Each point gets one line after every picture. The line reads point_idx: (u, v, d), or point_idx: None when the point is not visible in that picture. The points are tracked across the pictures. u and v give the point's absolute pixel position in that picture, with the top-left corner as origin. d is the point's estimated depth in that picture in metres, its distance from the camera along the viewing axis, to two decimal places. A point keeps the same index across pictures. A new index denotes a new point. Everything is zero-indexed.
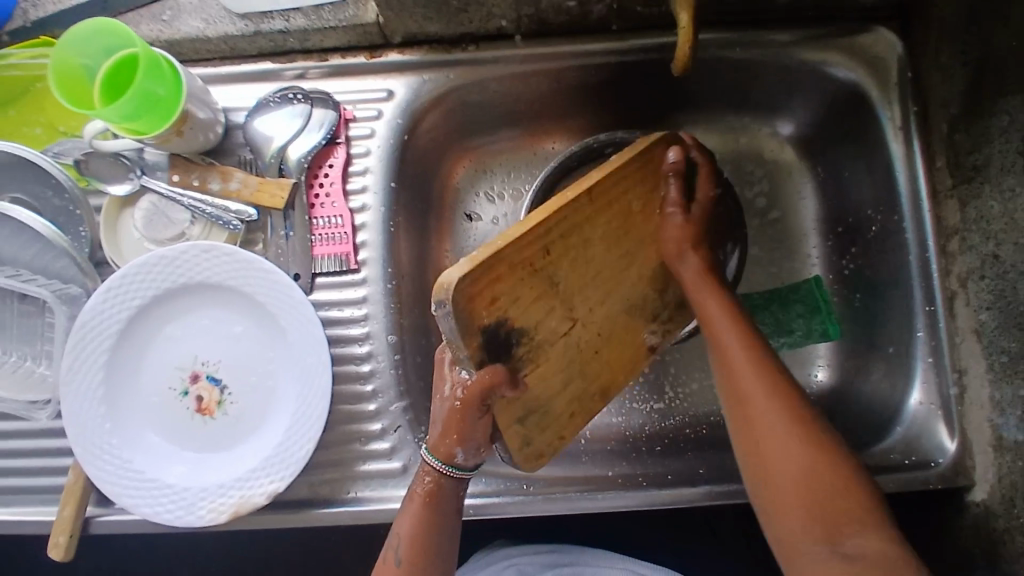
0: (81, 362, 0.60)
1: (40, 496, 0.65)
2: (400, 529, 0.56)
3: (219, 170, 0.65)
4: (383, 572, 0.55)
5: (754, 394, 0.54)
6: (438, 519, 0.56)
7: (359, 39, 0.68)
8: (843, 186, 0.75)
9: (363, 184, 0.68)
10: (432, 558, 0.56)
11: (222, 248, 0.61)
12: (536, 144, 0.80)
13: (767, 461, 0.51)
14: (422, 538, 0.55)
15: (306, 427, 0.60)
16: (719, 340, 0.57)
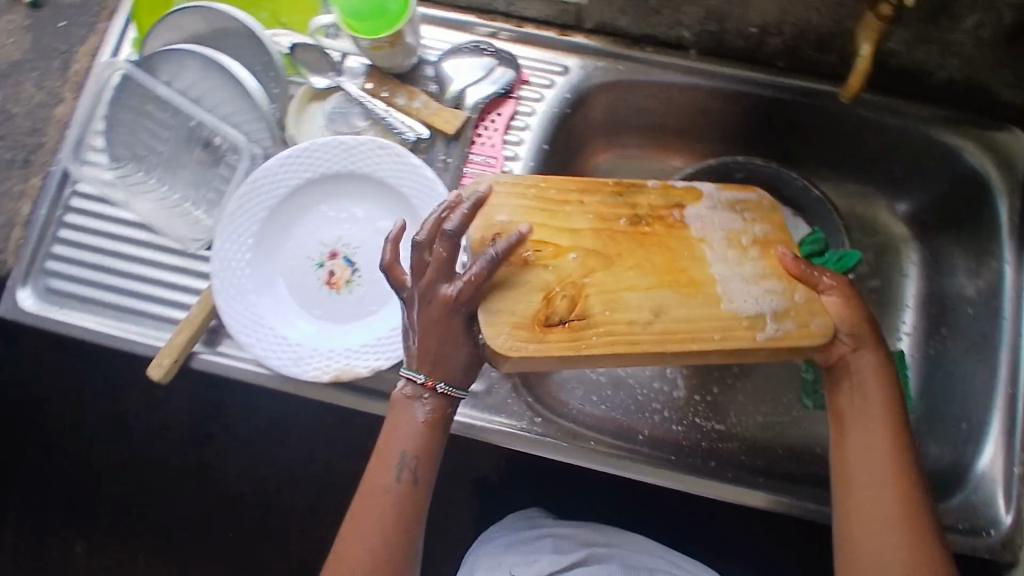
0: (243, 208, 0.66)
1: (154, 323, 0.70)
2: (400, 447, 0.58)
3: (408, 90, 0.74)
4: (376, 492, 0.58)
5: (877, 478, 0.57)
6: (432, 441, 0.58)
7: (555, 15, 0.76)
8: (944, 269, 0.79)
9: (520, 137, 0.75)
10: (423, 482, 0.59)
11: (396, 148, 0.68)
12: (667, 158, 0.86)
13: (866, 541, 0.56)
14: (423, 458, 0.58)
15: None
16: (842, 413, 0.60)
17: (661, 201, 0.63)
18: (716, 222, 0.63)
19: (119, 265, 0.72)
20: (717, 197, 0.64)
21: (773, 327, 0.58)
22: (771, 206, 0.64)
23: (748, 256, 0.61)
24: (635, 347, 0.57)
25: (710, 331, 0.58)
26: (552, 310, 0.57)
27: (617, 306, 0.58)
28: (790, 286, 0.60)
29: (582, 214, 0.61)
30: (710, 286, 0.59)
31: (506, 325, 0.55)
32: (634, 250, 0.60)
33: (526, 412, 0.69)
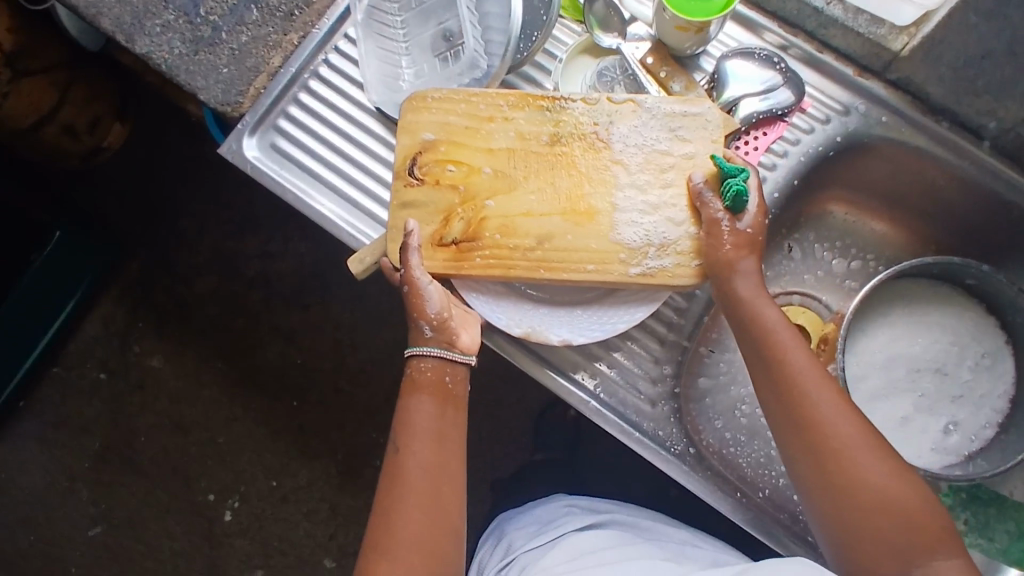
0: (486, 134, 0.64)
1: (362, 217, 0.69)
2: (405, 429, 0.58)
3: (687, 77, 0.69)
4: (399, 464, 0.57)
5: (822, 388, 0.57)
6: (450, 369, 0.59)
7: (863, 54, 0.71)
8: None
9: (772, 163, 0.72)
10: (445, 471, 0.57)
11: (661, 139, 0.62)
12: (892, 233, 0.82)
13: (871, 490, 0.54)
14: (432, 431, 0.58)
15: (625, 310, 0.63)
16: (785, 346, 0.58)
17: (588, 118, 0.63)
18: (640, 142, 0.62)
19: (346, 148, 0.71)
20: (656, 110, 0.63)
21: (652, 261, 0.60)
22: (712, 128, 0.62)
23: (661, 181, 0.62)
24: (511, 273, 0.61)
25: (584, 259, 0.60)
26: (466, 238, 0.61)
27: (509, 232, 0.61)
28: (691, 216, 0.61)
29: (504, 133, 0.63)
30: (603, 218, 0.61)
31: (435, 229, 0.62)
32: (546, 172, 0.62)
33: (681, 437, 0.69)
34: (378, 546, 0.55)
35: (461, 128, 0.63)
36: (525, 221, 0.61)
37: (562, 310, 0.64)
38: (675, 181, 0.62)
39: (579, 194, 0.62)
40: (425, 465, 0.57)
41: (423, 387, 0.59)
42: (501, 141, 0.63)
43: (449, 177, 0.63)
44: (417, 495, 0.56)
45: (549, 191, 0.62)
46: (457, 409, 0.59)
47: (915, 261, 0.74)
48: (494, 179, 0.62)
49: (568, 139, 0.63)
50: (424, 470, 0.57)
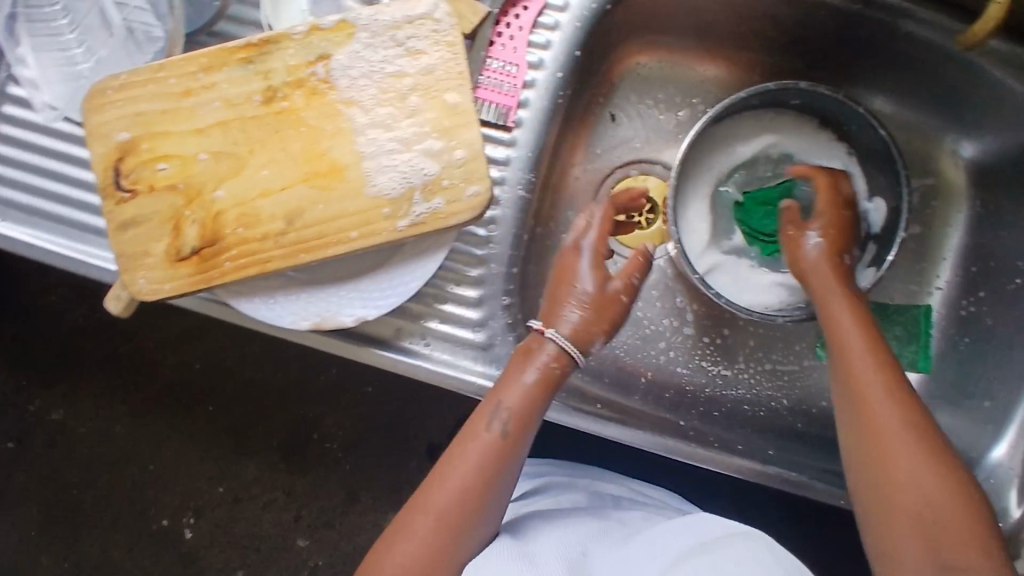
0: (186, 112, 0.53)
1: (101, 241, 0.59)
2: (504, 404, 0.56)
3: None
4: (495, 441, 0.55)
5: (874, 388, 0.51)
6: (530, 405, 0.57)
7: None
8: (998, 230, 0.72)
9: (547, 39, 0.62)
10: (479, 511, 0.54)
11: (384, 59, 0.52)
12: None
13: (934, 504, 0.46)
14: (528, 411, 0.56)
15: (414, 265, 0.56)
16: (847, 348, 0.53)
17: (300, 57, 0.52)
18: (367, 69, 0.52)
19: (55, 167, 0.60)
20: (375, 26, 0.52)
21: (419, 209, 0.52)
22: (444, 25, 0.52)
23: (405, 110, 0.52)
24: (267, 268, 0.53)
25: (344, 228, 0.52)
26: (204, 242, 0.53)
27: (251, 221, 0.53)
28: (452, 140, 0.52)
29: (209, 105, 0.53)
30: (352, 173, 0.52)
31: (168, 245, 0.53)
32: (270, 139, 0.53)
33: None
34: (408, 516, 0.54)
35: (161, 114, 0.53)
36: (266, 204, 0.52)
37: (351, 283, 0.56)
38: (421, 105, 0.52)
39: (318, 149, 0.52)
40: (453, 495, 0.54)
41: (494, 433, 0.56)
42: (211, 113, 0.53)
43: (167, 175, 0.53)
44: (440, 532, 0.53)
45: (283, 158, 0.52)
46: (521, 440, 0.56)
47: (729, 99, 0.67)
48: (216, 163, 0.53)
49: (284, 88, 0.52)
50: (483, 452, 0.55)
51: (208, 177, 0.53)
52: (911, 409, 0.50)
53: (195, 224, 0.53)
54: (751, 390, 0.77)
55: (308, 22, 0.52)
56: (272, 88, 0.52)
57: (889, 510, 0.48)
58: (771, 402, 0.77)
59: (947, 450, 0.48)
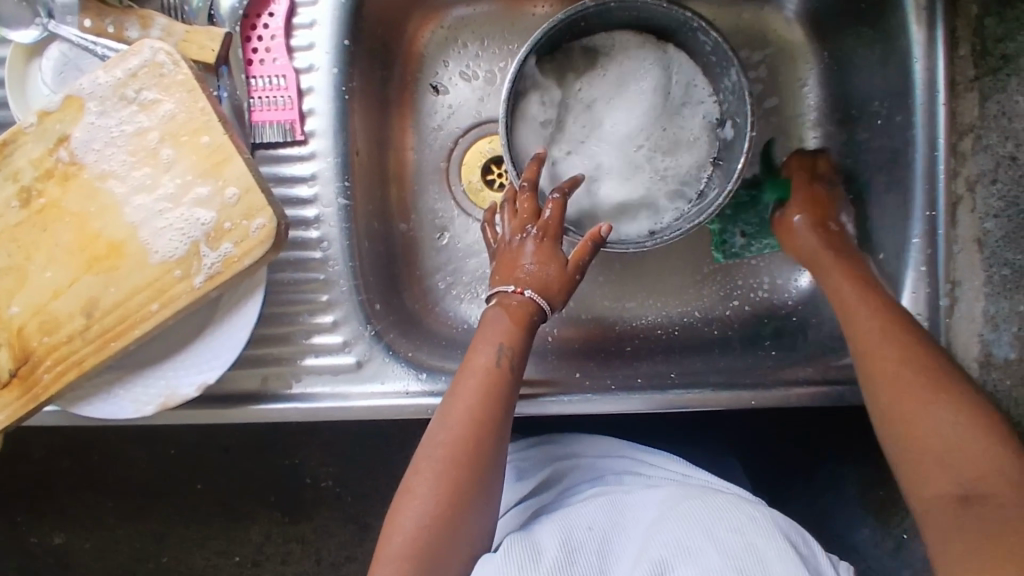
0: None
1: None
2: (492, 342, 0.56)
3: (138, 14, 0.54)
4: (458, 395, 0.55)
5: (877, 341, 0.54)
6: (522, 333, 0.57)
7: None
8: (848, 75, 0.68)
9: (310, 40, 0.58)
10: (497, 435, 0.54)
11: (125, 120, 0.49)
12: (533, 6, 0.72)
13: (917, 423, 0.49)
14: (515, 346, 0.56)
15: (239, 312, 0.53)
16: (851, 304, 0.57)
17: (41, 148, 0.50)
18: (109, 136, 0.50)
19: None
20: (100, 92, 0.49)
21: (209, 260, 0.50)
22: (172, 67, 0.49)
23: (161, 164, 0.49)
24: (85, 367, 0.51)
25: (143, 303, 0.50)
26: (15, 362, 0.51)
27: (54, 327, 0.51)
28: (218, 180, 0.49)
29: None
30: (132, 246, 0.50)
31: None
32: (42, 239, 0.50)
33: (410, 369, 0.61)
34: (404, 490, 0.52)
35: None
36: (62, 305, 0.50)
37: (181, 354, 0.53)
38: (176, 155, 0.49)
39: (91, 232, 0.50)
40: (455, 436, 0.53)
41: (471, 369, 0.56)
42: None
43: None
44: (447, 474, 0.51)
45: (63, 252, 0.50)
46: (515, 366, 0.56)
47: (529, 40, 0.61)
48: (1, 280, 0.51)
49: (37, 182, 0.50)
50: (478, 387, 0.54)
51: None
52: (901, 334, 0.53)
53: (1, 348, 0.51)
54: (661, 313, 0.74)
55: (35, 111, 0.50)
56: (30, 188, 0.50)
57: (895, 422, 0.50)
58: (683, 318, 0.74)
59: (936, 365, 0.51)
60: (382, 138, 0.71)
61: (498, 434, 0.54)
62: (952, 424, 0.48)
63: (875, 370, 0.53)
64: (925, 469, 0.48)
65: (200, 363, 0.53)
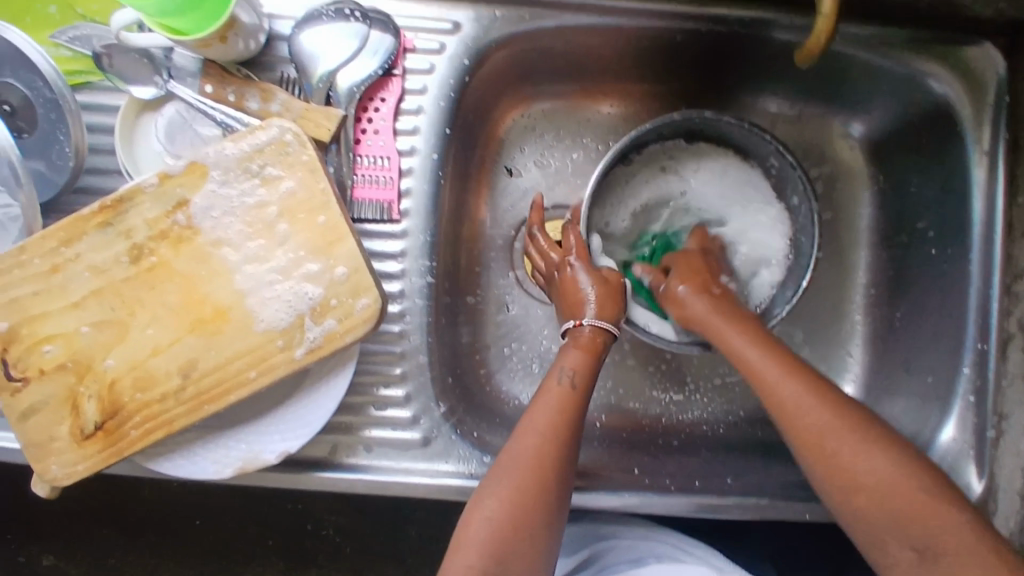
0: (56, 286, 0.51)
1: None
2: (565, 364, 0.59)
3: (259, 87, 0.57)
4: (524, 429, 0.56)
5: (805, 425, 0.50)
6: (592, 363, 0.59)
7: None
8: (903, 201, 0.72)
9: (414, 125, 0.62)
10: (571, 443, 0.56)
11: (250, 192, 0.51)
12: (612, 105, 0.76)
13: (856, 472, 0.48)
14: (588, 373, 0.59)
15: (330, 384, 0.54)
16: (753, 366, 0.53)
17: (158, 210, 0.51)
18: (228, 206, 0.51)
19: None
20: (225, 162, 0.51)
21: (312, 334, 0.51)
22: (297, 147, 0.51)
23: (276, 238, 0.51)
24: (173, 426, 0.51)
25: (242, 369, 0.51)
26: (104, 414, 0.51)
27: (148, 384, 0.51)
28: (330, 258, 0.51)
29: (79, 277, 0.51)
30: (238, 312, 0.51)
31: (70, 429, 0.52)
32: (147, 297, 0.51)
33: (474, 451, 0.62)
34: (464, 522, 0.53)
35: (36, 294, 0.52)
36: (160, 362, 0.51)
37: (262, 419, 0.54)
38: (292, 230, 0.51)
39: (199, 296, 0.51)
40: (532, 448, 0.55)
41: (549, 388, 0.58)
42: (84, 284, 0.51)
43: (56, 354, 0.52)
44: (523, 483, 0.53)
45: (167, 311, 0.51)
46: (589, 390, 0.59)
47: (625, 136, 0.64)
48: (102, 333, 0.51)
49: (151, 241, 0.51)
50: (553, 412, 0.56)
51: (98, 352, 0.51)
52: (800, 374, 0.52)
53: (92, 400, 0.51)
54: (706, 409, 0.76)
55: (157, 172, 0.51)
56: (143, 247, 0.51)
57: (846, 490, 0.49)
58: (728, 417, 0.76)
59: (869, 421, 0.50)
60: (457, 215, 0.72)
61: (568, 458, 0.55)
62: (881, 450, 0.48)
63: (806, 439, 0.50)
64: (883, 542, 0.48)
65: (284, 430, 0.54)
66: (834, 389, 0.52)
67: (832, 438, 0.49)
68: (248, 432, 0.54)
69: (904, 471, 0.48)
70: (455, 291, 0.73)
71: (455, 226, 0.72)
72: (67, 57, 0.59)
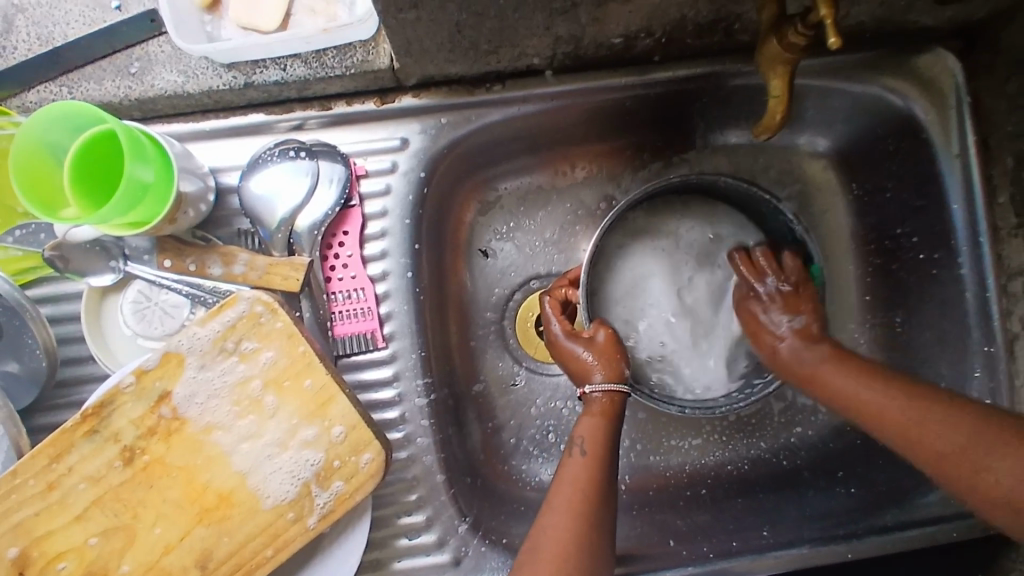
0: (54, 504, 0.50)
1: None
2: (579, 434, 0.56)
3: (219, 252, 0.56)
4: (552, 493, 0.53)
5: (882, 402, 0.51)
6: (604, 433, 0.56)
7: (366, 85, 0.58)
8: (882, 209, 0.70)
9: (381, 249, 0.60)
10: (598, 520, 0.51)
11: (230, 370, 0.50)
12: (573, 168, 0.75)
13: (916, 430, 0.49)
14: (604, 438, 0.55)
15: (350, 538, 0.53)
16: (816, 374, 0.55)
17: (141, 408, 0.50)
18: (212, 389, 0.50)
19: None
20: (199, 346, 0.50)
21: (321, 500, 0.50)
22: (268, 316, 0.51)
23: (267, 411, 0.50)
24: None
25: (258, 549, 0.50)
26: None
27: None
28: (325, 420, 0.50)
29: (76, 490, 0.50)
30: (243, 492, 0.50)
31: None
32: (149, 496, 0.50)
33: (506, 560, 0.61)
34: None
35: (34, 515, 0.50)
36: (175, 558, 0.50)
37: None
38: (280, 399, 0.50)
39: (201, 484, 0.50)
40: (563, 521, 0.50)
41: (572, 461, 0.54)
42: (84, 494, 0.50)
43: (67, 571, 0.50)
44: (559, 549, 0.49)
45: (172, 505, 0.50)
46: (608, 461, 0.55)
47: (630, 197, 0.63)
48: (111, 539, 0.50)
49: (142, 438, 0.50)
50: (582, 474, 0.53)
51: (109, 562, 0.50)
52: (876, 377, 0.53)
53: None
54: (728, 449, 0.73)
55: (132, 370, 0.50)
56: (137, 444, 0.50)
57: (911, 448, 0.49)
58: (751, 452, 0.73)
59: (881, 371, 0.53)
60: (440, 313, 0.71)
61: (600, 519, 0.51)
62: (898, 402, 0.50)
63: (854, 404, 0.53)
64: (941, 468, 0.48)
65: None
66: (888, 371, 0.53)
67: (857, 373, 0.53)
68: None
69: (926, 412, 0.49)
70: (453, 386, 0.71)
71: (441, 322, 0.71)
72: (17, 257, 0.56)
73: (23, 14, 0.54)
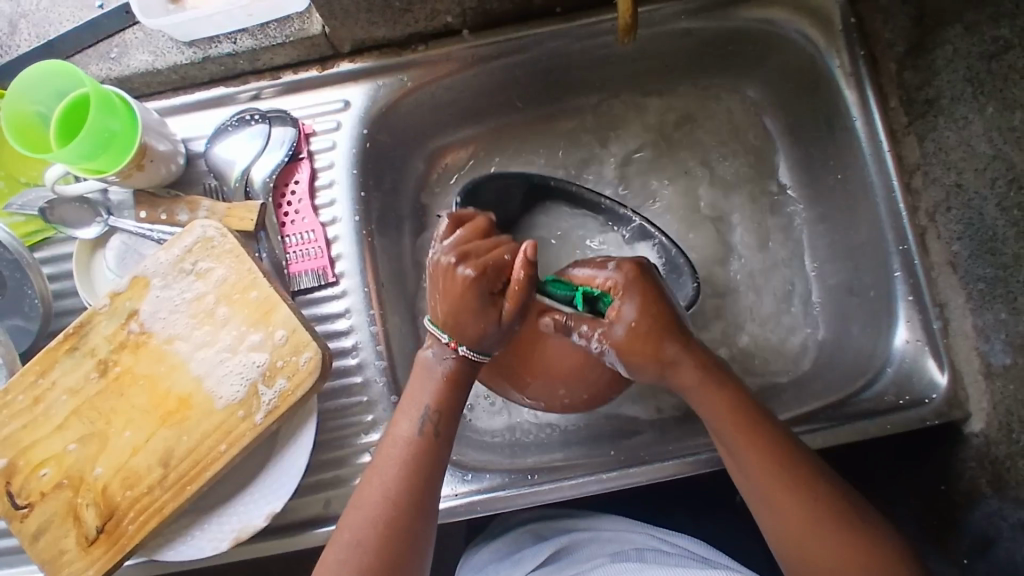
0: (40, 414, 0.57)
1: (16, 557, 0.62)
2: (418, 400, 0.54)
3: (186, 201, 0.65)
4: (378, 467, 0.52)
5: (766, 468, 0.52)
6: (455, 395, 0.54)
7: (308, 52, 0.67)
8: (802, 139, 0.75)
9: (330, 197, 0.68)
10: (425, 497, 0.51)
11: (189, 291, 0.58)
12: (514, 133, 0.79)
13: (809, 542, 0.50)
14: (445, 406, 0.54)
15: (299, 439, 0.59)
16: (761, 476, 0.52)
17: (113, 325, 0.58)
18: (173, 305, 0.58)
19: None
20: (161, 269, 0.58)
21: (267, 397, 0.56)
22: (220, 239, 0.58)
23: (219, 322, 0.57)
24: (163, 513, 0.55)
25: (212, 445, 0.56)
26: (99, 520, 0.56)
27: (135, 480, 0.56)
28: (268, 327, 0.57)
29: (58, 402, 0.58)
30: (200, 394, 0.57)
31: (74, 539, 0.56)
32: (120, 403, 0.57)
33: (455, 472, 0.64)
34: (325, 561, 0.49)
35: (24, 426, 0.57)
36: (141, 458, 0.56)
37: (247, 490, 0.59)
38: (230, 311, 0.58)
39: (163, 390, 0.57)
40: (387, 494, 0.51)
41: (405, 438, 0.53)
42: (65, 407, 0.57)
43: (51, 475, 0.57)
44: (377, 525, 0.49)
45: (139, 411, 0.57)
46: (445, 429, 0.54)
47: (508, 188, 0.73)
48: (88, 445, 0.57)
49: (114, 354, 0.58)
50: (409, 449, 0.52)
51: (86, 464, 0.57)
52: (763, 432, 0.53)
53: (88, 509, 0.56)
54: None
55: (106, 294, 0.58)
56: (110, 357, 0.58)
57: (785, 527, 0.51)
58: None
59: (790, 452, 0.53)
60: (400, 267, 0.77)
61: (423, 491, 0.51)
62: (797, 488, 0.51)
63: (748, 463, 0.53)
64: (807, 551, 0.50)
65: (272, 494, 0.58)
66: (776, 426, 0.54)
67: (766, 442, 0.53)
68: (235, 501, 0.59)
69: (814, 510, 0.51)
70: None
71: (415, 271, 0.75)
72: (22, 221, 0.67)
73: (25, 19, 0.67)
